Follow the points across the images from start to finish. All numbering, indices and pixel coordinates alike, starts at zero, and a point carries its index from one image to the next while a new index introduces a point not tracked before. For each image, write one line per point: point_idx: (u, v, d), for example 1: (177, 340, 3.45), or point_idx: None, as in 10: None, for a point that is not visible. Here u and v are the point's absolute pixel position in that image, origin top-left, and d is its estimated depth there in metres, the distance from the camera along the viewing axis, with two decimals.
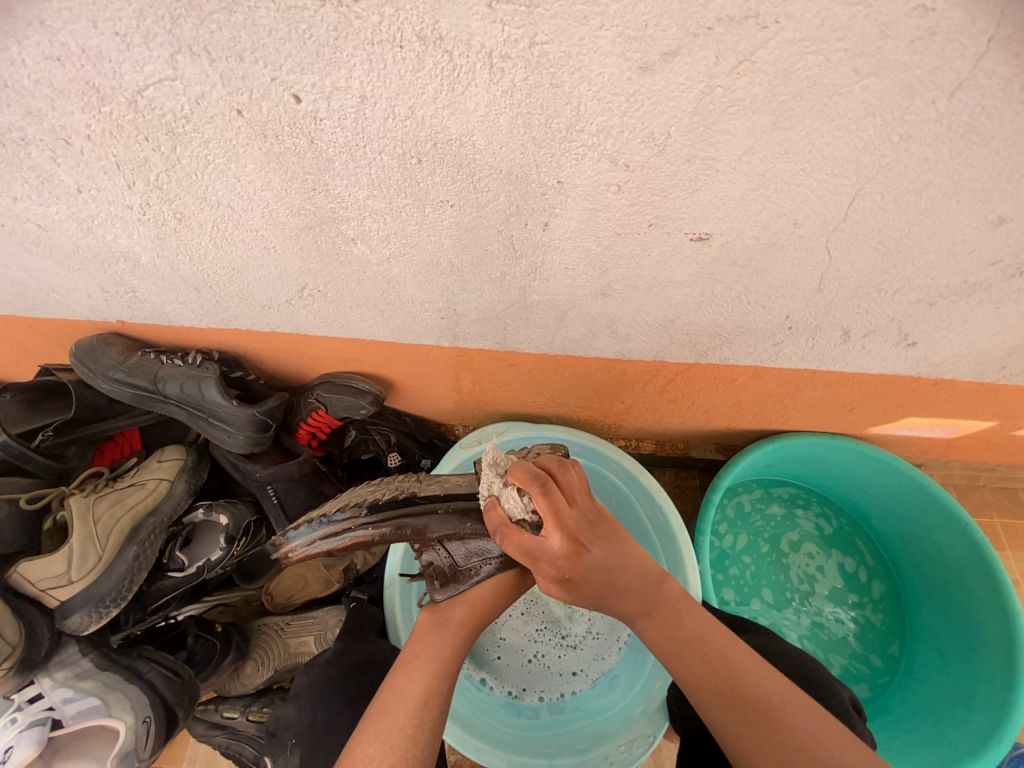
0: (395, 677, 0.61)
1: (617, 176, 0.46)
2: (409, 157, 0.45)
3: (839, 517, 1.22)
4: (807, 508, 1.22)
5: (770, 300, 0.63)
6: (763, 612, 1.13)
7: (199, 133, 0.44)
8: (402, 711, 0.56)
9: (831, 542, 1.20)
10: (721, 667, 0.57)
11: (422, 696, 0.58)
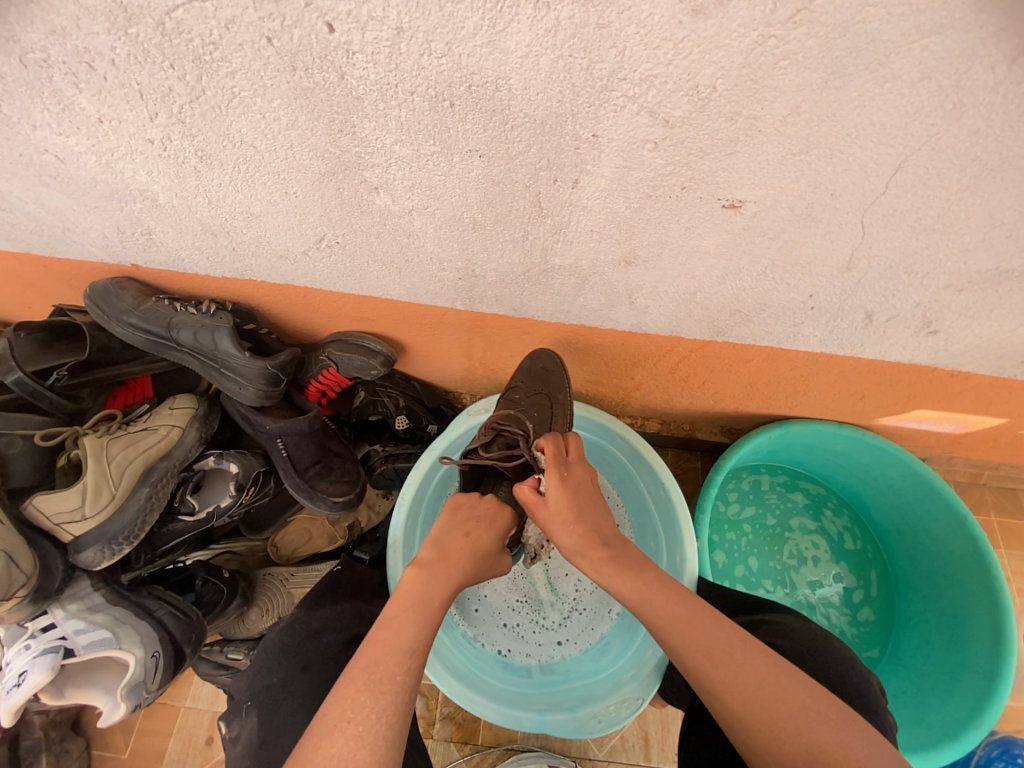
0: (381, 628, 0.59)
1: (655, 133, 0.44)
2: (441, 100, 0.43)
3: (861, 536, 1.22)
4: (834, 512, 1.23)
5: (796, 277, 0.62)
6: (746, 577, 1.17)
7: (226, 62, 0.43)
8: (395, 662, 0.55)
9: (845, 556, 1.21)
10: (685, 621, 0.60)
11: (411, 650, 0.56)
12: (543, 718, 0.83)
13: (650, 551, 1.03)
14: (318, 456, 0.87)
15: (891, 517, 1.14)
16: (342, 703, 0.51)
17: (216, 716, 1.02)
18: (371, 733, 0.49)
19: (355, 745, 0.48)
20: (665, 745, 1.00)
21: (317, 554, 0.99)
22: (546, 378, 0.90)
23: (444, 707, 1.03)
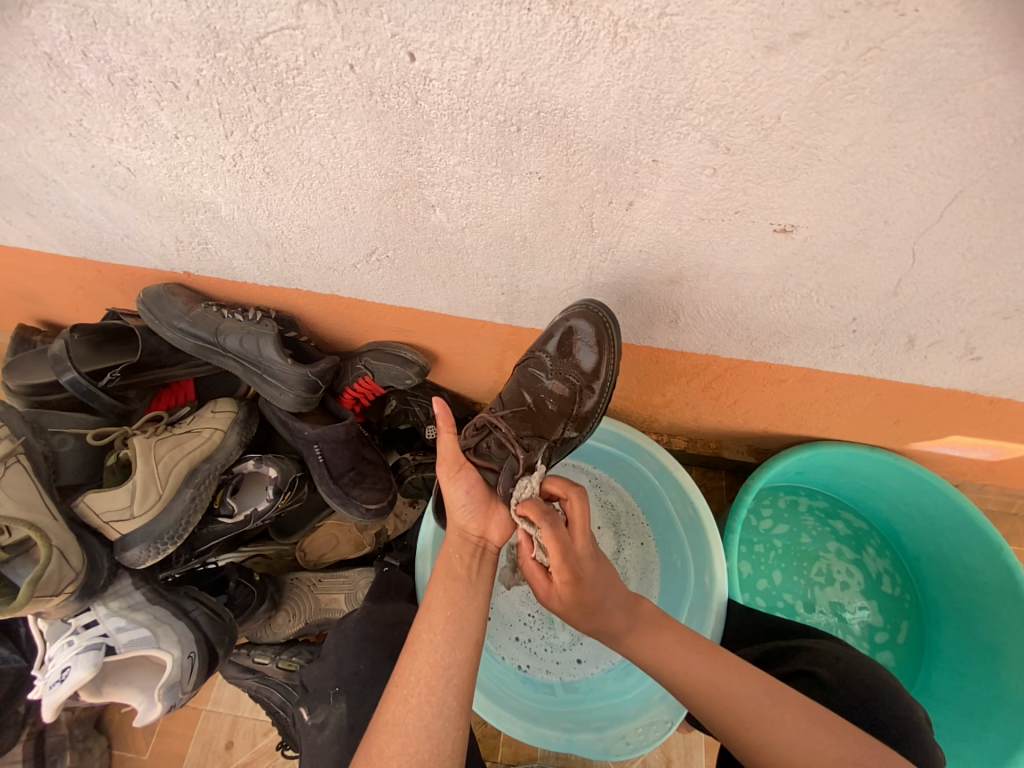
0: (441, 584, 0.62)
1: (716, 159, 0.45)
2: (509, 125, 0.45)
3: (897, 577, 1.19)
4: (877, 552, 1.20)
5: (841, 300, 0.62)
6: (768, 591, 1.16)
7: (307, 86, 0.45)
8: (443, 635, 0.57)
9: (881, 599, 1.17)
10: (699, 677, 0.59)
11: (463, 626, 0.58)
12: (570, 739, 0.82)
13: (676, 570, 1.02)
14: (352, 463, 0.89)
15: (931, 554, 1.11)
16: (401, 679, 0.55)
17: (238, 720, 1.02)
18: (419, 701, 0.53)
19: (405, 710, 0.53)
20: None
21: (343, 561, 1.01)
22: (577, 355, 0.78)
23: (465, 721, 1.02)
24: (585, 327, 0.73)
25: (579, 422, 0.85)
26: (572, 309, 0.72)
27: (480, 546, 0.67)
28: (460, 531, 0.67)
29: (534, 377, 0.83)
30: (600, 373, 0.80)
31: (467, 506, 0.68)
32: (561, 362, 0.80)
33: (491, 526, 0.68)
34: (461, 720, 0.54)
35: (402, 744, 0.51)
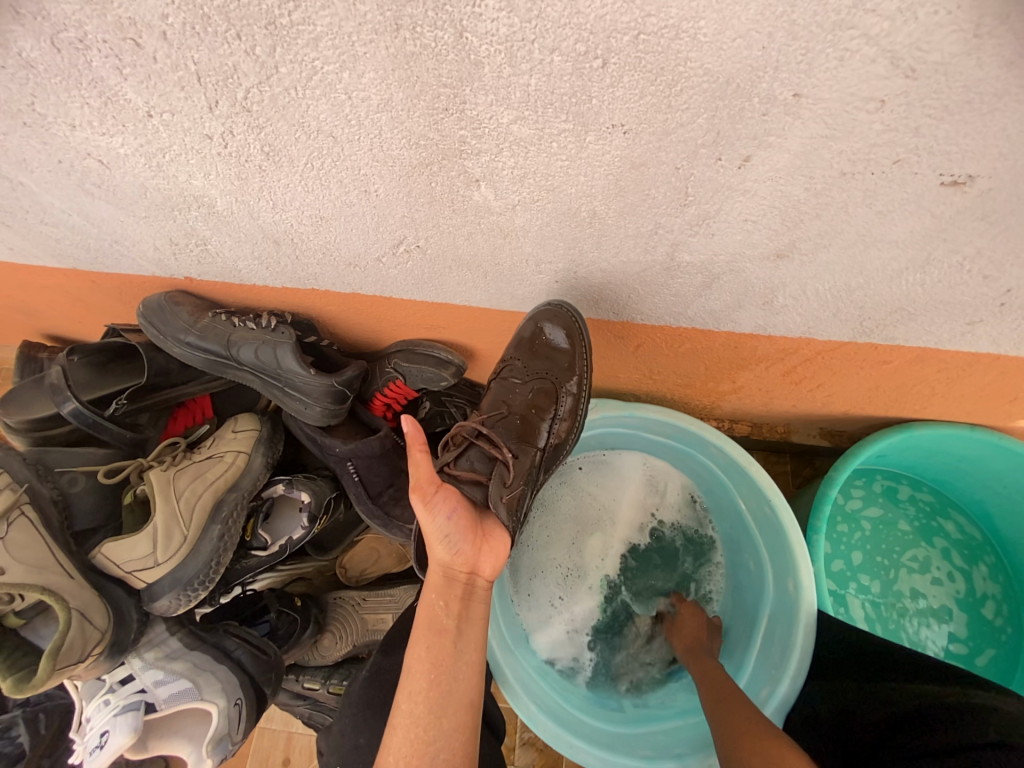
0: (422, 641, 0.57)
1: (889, 86, 0.32)
2: (590, 58, 0.32)
3: (1002, 604, 1.04)
4: (989, 571, 1.06)
5: (1001, 268, 0.48)
6: (847, 564, 1.06)
7: (309, 26, 0.33)
8: (426, 705, 0.54)
9: (975, 619, 1.04)
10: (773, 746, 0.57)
11: (448, 690, 0.55)
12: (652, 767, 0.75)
13: (750, 572, 0.91)
14: (390, 479, 0.80)
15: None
16: (387, 749, 0.53)
17: (292, 736, 0.99)
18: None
19: None
20: None
21: (387, 576, 0.95)
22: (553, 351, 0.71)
23: (525, 731, 0.98)
24: (559, 331, 0.68)
25: (565, 426, 0.76)
26: (537, 311, 0.66)
27: (468, 583, 0.59)
28: (444, 569, 0.58)
29: (503, 383, 0.74)
30: (582, 372, 0.73)
31: (449, 540, 0.58)
32: (531, 362, 0.72)
33: (482, 558, 0.59)
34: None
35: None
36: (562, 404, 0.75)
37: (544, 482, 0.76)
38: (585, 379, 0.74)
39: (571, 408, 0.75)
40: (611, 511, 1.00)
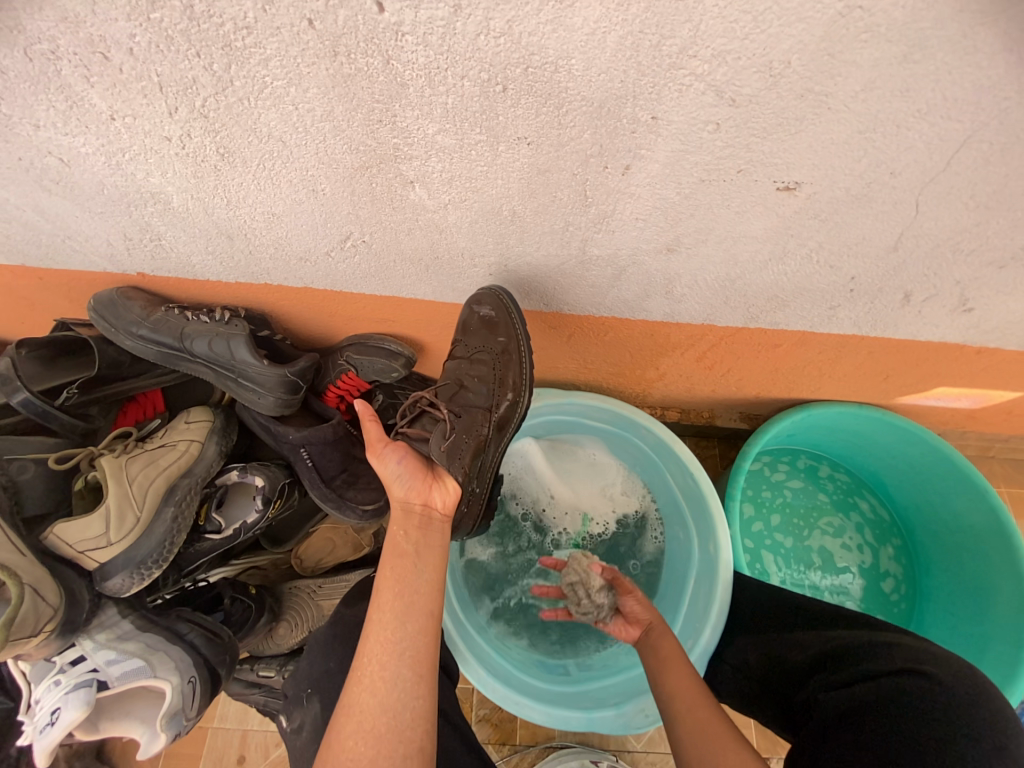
0: (387, 564, 0.61)
1: (719, 113, 0.42)
2: (493, 84, 0.41)
3: (899, 585, 1.17)
4: (893, 555, 1.19)
5: (841, 259, 0.60)
6: (772, 520, 1.19)
7: (260, 48, 0.40)
8: (392, 612, 0.57)
9: (874, 589, 1.17)
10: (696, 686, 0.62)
11: (412, 600, 0.58)
12: (591, 716, 0.81)
13: (680, 542, 1.01)
14: (344, 465, 0.84)
15: (929, 524, 1.14)
16: (359, 659, 0.55)
17: (247, 733, 0.99)
18: (371, 680, 0.53)
19: (360, 691, 0.52)
20: None
21: (343, 564, 0.97)
22: (492, 327, 0.73)
23: (480, 708, 1.02)
24: (487, 306, 0.72)
25: (510, 390, 0.77)
26: (474, 294, 0.72)
27: (426, 514, 0.65)
28: (402, 503, 0.65)
29: (452, 362, 0.79)
30: (515, 342, 0.75)
31: (401, 478, 0.67)
32: (470, 340, 0.76)
33: (433, 492, 0.67)
34: (421, 688, 0.53)
35: (359, 721, 0.51)
36: (507, 372, 0.77)
37: (502, 444, 0.79)
38: (525, 350, 0.76)
39: (521, 375, 0.77)
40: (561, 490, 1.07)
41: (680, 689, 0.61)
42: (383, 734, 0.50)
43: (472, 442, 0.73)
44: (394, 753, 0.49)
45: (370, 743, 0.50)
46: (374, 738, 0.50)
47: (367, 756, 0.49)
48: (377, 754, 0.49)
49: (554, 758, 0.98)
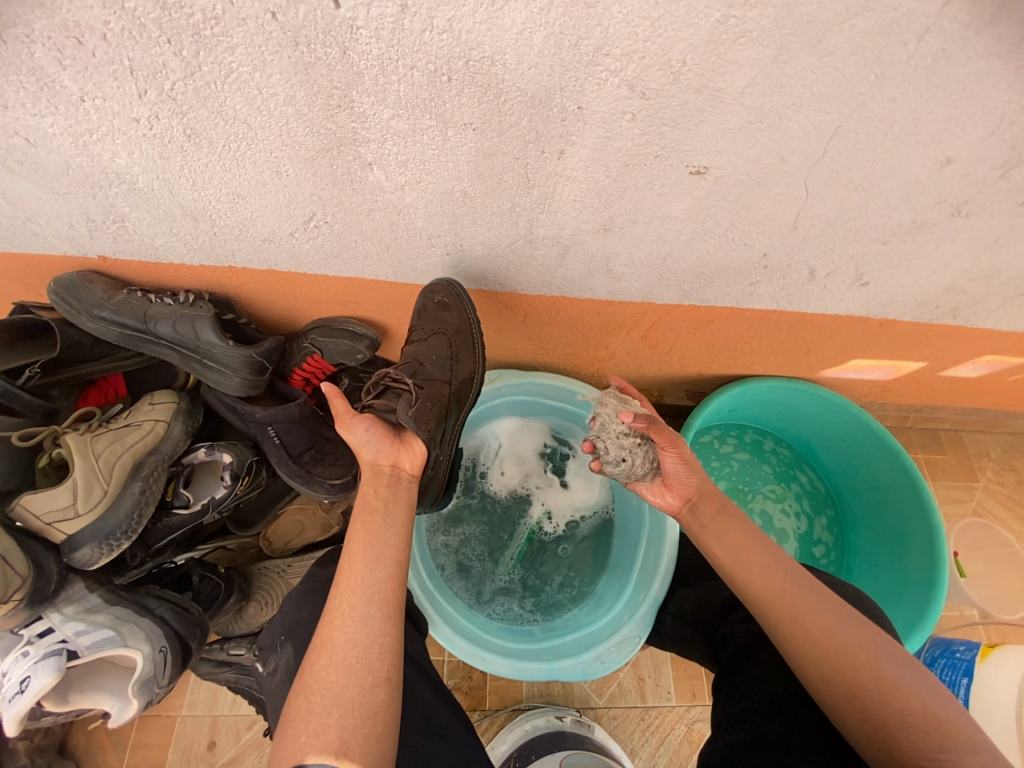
0: (357, 520, 0.65)
1: (633, 104, 0.50)
2: (439, 75, 0.47)
3: (830, 551, 1.28)
4: (827, 524, 1.30)
5: (752, 237, 0.69)
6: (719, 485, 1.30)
7: (226, 37, 0.44)
8: (362, 562, 0.61)
9: (807, 551, 1.28)
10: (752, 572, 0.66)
11: (381, 552, 0.63)
12: (551, 666, 0.88)
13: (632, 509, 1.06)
14: (310, 442, 0.87)
15: (858, 493, 1.24)
16: (331, 602, 0.59)
17: (217, 718, 1.00)
18: (343, 619, 0.58)
19: (333, 629, 0.57)
20: (658, 684, 1.09)
21: (312, 544, 0.99)
22: (446, 312, 0.81)
23: (450, 677, 1.06)
24: (442, 293, 0.80)
25: (466, 368, 0.86)
26: (430, 285, 0.80)
27: (393, 473, 0.70)
28: (371, 465, 0.70)
29: (408, 345, 0.84)
30: (467, 326, 0.84)
31: (371, 444, 0.71)
32: (424, 324, 0.83)
33: (401, 454, 0.72)
34: (388, 628, 0.58)
35: (331, 656, 0.55)
36: (462, 351, 0.85)
37: (460, 414, 0.87)
38: (475, 333, 0.85)
39: (473, 353, 0.86)
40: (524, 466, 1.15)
41: (763, 588, 0.65)
42: (353, 666, 0.55)
43: (436, 411, 0.80)
44: (363, 682, 0.54)
45: (342, 673, 0.54)
46: (345, 669, 0.55)
47: (338, 685, 0.54)
48: (348, 683, 0.54)
49: (521, 719, 1.04)
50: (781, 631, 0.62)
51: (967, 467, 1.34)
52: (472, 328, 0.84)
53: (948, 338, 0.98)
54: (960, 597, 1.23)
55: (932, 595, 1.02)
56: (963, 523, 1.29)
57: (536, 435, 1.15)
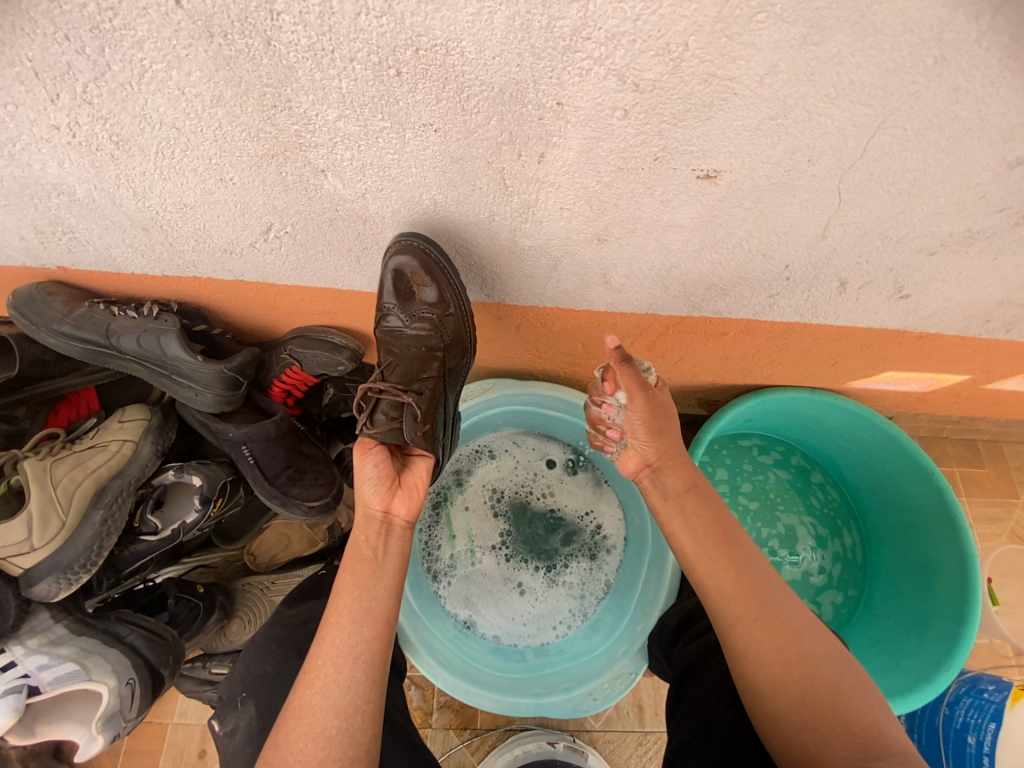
0: (347, 568, 0.59)
1: (625, 98, 0.41)
2: (386, 67, 0.39)
3: (842, 599, 1.17)
4: (851, 579, 1.18)
5: (772, 247, 0.59)
6: (753, 506, 1.19)
7: (131, 30, 0.38)
8: (351, 617, 0.56)
9: (824, 590, 1.18)
10: (718, 586, 0.60)
11: (370, 607, 0.57)
12: (540, 701, 0.84)
13: (635, 529, 0.98)
14: (288, 460, 0.84)
15: (889, 544, 1.12)
16: (313, 661, 0.54)
17: (206, 728, 0.99)
18: (326, 681, 0.53)
19: (312, 693, 0.52)
20: (657, 709, 1.05)
21: (297, 558, 0.95)
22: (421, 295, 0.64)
23: (441, 695, 1.04)
24: (407, 264, 0.60)
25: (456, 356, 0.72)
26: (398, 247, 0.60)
27: (387, 522, 0.62)
28: (364, 509, 0.62)
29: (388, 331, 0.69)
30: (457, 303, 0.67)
31: (371, 483, 0.63)
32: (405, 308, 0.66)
33: (396, 500, 0.63)
34: (372, 694, 0.53)
35: (309, 725, 0.50)
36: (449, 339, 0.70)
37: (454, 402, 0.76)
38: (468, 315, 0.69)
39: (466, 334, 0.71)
40: (537, 480, 1.05)
41: (728, 583, 0.59)
42: (335, 736, 0.50)
43: (433, 398, 0.71)
44: (344, 755, 0.50)
45: (321, 744, 0.50)
46: (324, 740, 0.50)
47: (316, 758, 0.49)
48: (325, 757, 0.49)
49: (512, 741, 1.01)
50: (740, 630, 0.57)
51: (1008, 483, 1.22)
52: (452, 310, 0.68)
53: (998, 351, 0.86)
54: (993, 626, 1.13)
55: (963, 632, 0.92)
56: (1002, 545, 1.18)
57: (548, 446, 1.06)
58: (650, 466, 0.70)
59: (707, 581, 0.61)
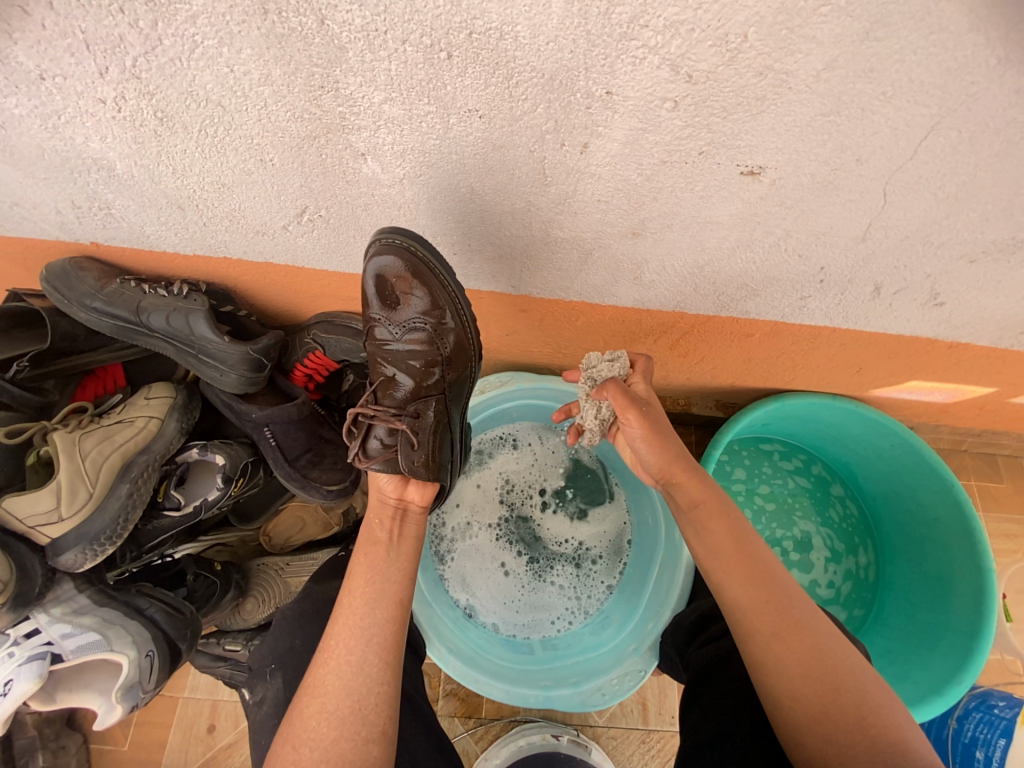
0: (362, 550, 0.61)
1: (676, 89, 0.40)
2: (437, 50, 0.39)
3: (853, 609, 1.16)
4: (862, 589, 1.17)
5: (809, 248, 0.58)
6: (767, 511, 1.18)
7: (185, 5, 0.38)
8: (363, 598, 0.57)
9: (836, 599, 1.17)
10: (736, 598, 0.59)
11: (384, 588, 0.58)
12: (548, 694, 0.85)
13: (648, 528, 0.97)
14: (308, 444, 0.85)
15: (903, 554, 1.11)
16: (327, 641, 0.55)
17: (217, 703, 1.01)
18: (339, 661, 0.53)
19: (325, 672, 0.53)
20: (662, 708, 1.05)
21: (312, 542, 0.96)
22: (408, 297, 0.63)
23: (448, 683, 1.05)
24: (390, 266, 0.60)
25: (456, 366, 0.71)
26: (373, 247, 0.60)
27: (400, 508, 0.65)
28: (379, 494, 0.66)
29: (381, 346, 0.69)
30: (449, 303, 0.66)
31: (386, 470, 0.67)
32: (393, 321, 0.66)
33: (410, 489, 0.66)
34: (388, 677, 0.54)
35: (321, 704, 0.51)
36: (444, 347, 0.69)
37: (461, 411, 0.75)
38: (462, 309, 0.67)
39: (461, 346, 0.69)
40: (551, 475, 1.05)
41: (746, 595, 0.58)
42: (348, 717, 0.50)
43: (435, 423, 0.70)
44: (356, 737, 0.50)
45: (333, 723, 0.50)
46: (338, 719, 0.50)
47: (330, 738, 0.49)
48: (339, 735, 0.49)
49: (517, 732, 1.01)
50: (760, 642, 0.56)
51: None
52: (445, 318, 0.67)
53: None
54: (1006, 642, 1.11)
55: (976, 647, 0.91)
56: (1018, 562, 1.16)
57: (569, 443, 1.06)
58: (661, 481, 0.69)
59: (726, 591, 0.60)
